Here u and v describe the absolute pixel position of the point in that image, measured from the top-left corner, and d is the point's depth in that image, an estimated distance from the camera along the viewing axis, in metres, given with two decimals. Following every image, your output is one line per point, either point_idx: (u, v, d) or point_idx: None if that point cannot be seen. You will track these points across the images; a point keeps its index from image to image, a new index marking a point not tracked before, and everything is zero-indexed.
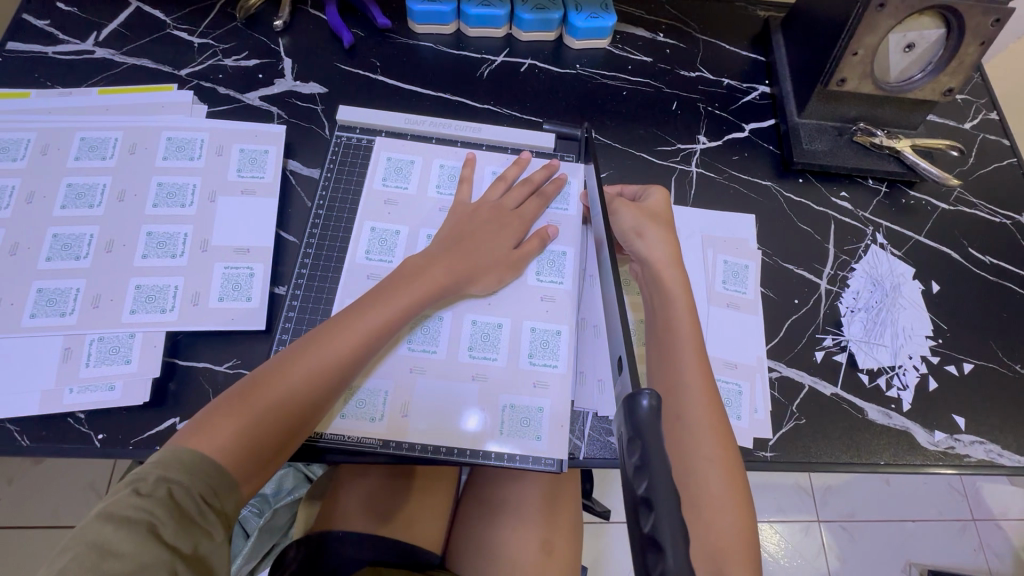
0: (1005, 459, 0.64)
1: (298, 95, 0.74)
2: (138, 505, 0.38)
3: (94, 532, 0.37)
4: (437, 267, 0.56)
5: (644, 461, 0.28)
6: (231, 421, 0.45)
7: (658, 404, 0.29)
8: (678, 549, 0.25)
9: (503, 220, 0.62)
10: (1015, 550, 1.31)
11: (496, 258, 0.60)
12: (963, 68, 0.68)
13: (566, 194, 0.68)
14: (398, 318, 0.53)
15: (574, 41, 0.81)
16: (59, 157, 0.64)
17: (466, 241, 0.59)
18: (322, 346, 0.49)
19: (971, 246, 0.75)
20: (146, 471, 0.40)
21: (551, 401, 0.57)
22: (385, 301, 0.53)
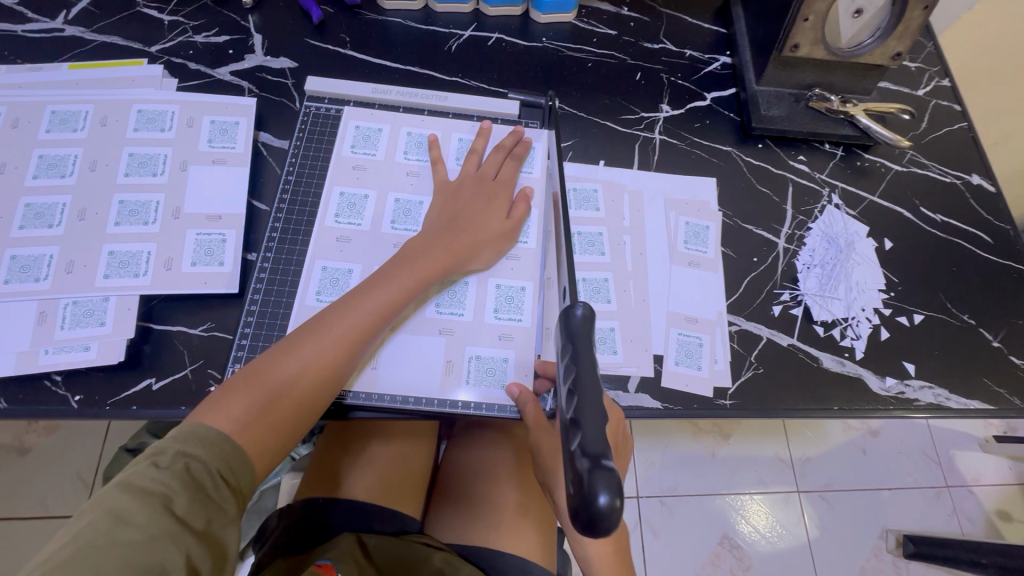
0: (952, 402, 0.67)
1: (269, 69, 0.75)
2: (155, 477, 0.41)
3: (112, 500, 0.39)
4: (433, 249, 0.59)
5: (575, 364, 0.38)
6: (243, 399, 0.47)
7: (588, 314, 0.40)
8: (595, 420, 0.35)
9: (490, 193, 0.64)
10: (986, 513, 1.35)
11: (488, 233, 0.62)
12: (909, 32, 0.71)
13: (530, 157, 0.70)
14: (399, 299, 0.56)
15: (540, 15, 0.82)
16: (29, 129, 0.65)
17: (458, 217, 0.62)
18: (327, 327, 0.52)
19: (923, 205, 0.78)
20: (167, 445, 0.43)
21: (515, 351, 0.61)
22: (386, 284, 0.55)
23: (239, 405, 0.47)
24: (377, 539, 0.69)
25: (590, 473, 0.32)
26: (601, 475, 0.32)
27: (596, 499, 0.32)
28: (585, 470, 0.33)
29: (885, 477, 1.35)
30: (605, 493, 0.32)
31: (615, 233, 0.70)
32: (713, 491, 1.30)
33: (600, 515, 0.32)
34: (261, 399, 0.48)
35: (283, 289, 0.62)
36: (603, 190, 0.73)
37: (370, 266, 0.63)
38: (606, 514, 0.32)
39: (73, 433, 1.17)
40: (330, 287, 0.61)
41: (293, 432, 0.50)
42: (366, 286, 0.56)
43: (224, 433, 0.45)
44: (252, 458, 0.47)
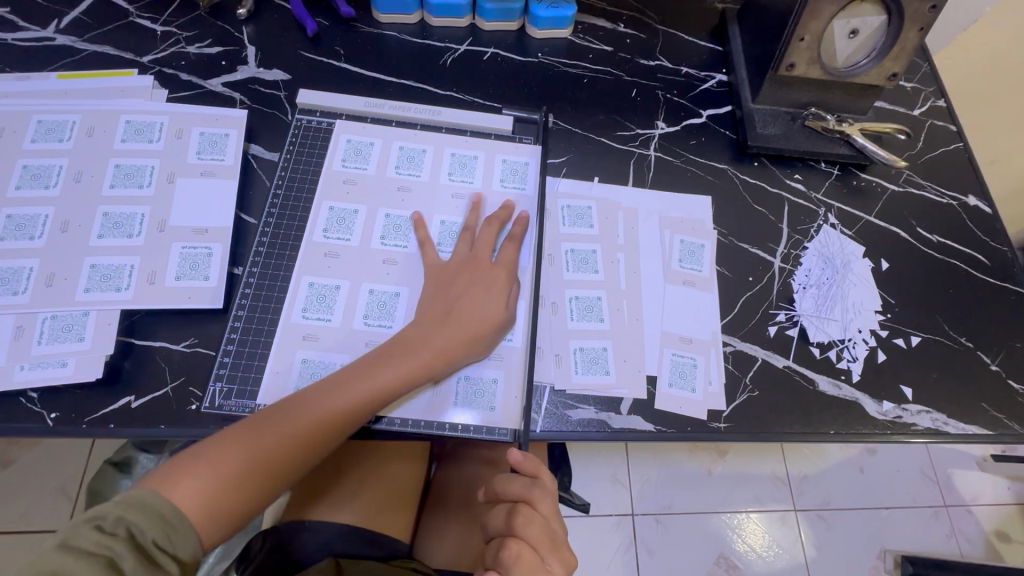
0: (950, 427, 0.66)
1: (261, 81, 0.75)
2: (99, 541, 0.39)
3: (52, 563, 0.37)
4: (431, 339, 0.56)
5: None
6: (207, 475, 0.45)
7: None
8: None
9: (489, 278, 0.60)
10: (986, 534, 1.33)
11: (484, 326, 0.58)
12: (905, 53, 0.71)
13: (522, 172, 0.70)
14: (387, 392, 0.54)
15: (536, 31, 0.82)
16: (14, 139, 0.64)
17: (457, 308, 0.58)
18: (307, 411, 0.51)
19: (919, 226, 0.77)
20: (106, 509, 0.40)
21: (504, 372, 0.60)
22: (376, 374, 0.54)
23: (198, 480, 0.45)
24: (354, 563, 0.65)
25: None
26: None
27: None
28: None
29: (883, 496, 1.34)
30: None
31: (609, 250, 0.69)
32: (708, 510, 1.28)
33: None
34: (228, 479, 0.46)
35: (267, 304, 0.60)
36: (597, 207, 0.72)
37: (358, 284, 0.62)
38: None
39: (56, 446, 1.15)
40: (316, 305, 0.60)
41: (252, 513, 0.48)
42: (355, 370, 0.54)
43: (183, 509, 0.43)
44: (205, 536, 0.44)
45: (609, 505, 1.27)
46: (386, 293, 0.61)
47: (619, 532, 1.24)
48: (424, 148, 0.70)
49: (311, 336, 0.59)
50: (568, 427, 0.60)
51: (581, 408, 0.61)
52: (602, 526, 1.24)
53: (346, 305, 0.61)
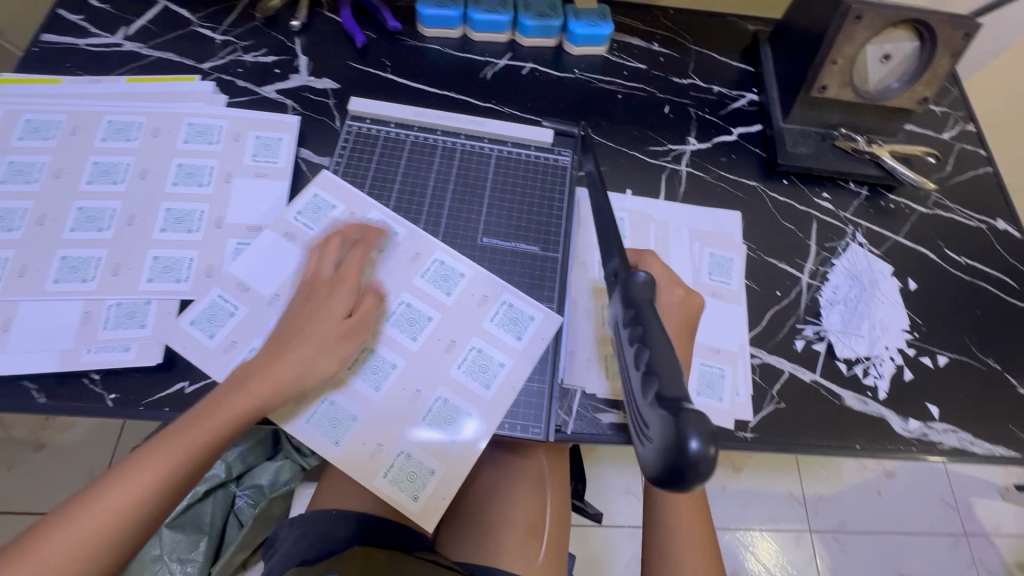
0: (976, 447, 0.66)
1: (312, 90, 0.79)
2: None
3: None
4: (259, 376, 0.52)
5: (644, 328, 0.35)
6: (41, 551, 0.42)
7: (651, 279, 0.38)
8: (672, 370, 0.32)
9: (327, 290, 0.58)
10: (1007, 565, 1.31)
11: (320, 342, 0.54)
12: (937, 79, 0.73)
13: (451, 276, 0.66)
14: (227, 426, 0.50)
15: (573, 47, 0.86)
16: (86, 137, 0.68)
17: (301, 327, 0.55)
18: (147, 462, 0.46)
19: (947, 247, 0.78)
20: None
21: (417, 443, 0.58)
22: (215, 412, 0.50)
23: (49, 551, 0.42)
24: (387, 553, 0.67)
25: (674, 420, 0.29)
26: (689, 418, 0.28)
27: (686, 444, 0.27)
28: (668, 416, 0.29)
29: (901, 522, 1.32)
30: (696, 439, 0.28)
31: None
32: (722, 526, 1.28)
33: (689, 464, 0.28)
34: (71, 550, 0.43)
35: None
36: (536, 311, 0.65)
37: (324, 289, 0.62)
38: (696, 461, 0.27)
39: (90, 431, 1.19)
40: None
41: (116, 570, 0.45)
42: (209, 401, 0.51)
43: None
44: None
45: (624, 516, 1.27)
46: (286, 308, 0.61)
47: (632, 544, 1.24)
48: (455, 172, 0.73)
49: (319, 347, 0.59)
50: (598, 431, 0.62)
51: (610, 412, 0.63)
52: (616, 537, 1.24)
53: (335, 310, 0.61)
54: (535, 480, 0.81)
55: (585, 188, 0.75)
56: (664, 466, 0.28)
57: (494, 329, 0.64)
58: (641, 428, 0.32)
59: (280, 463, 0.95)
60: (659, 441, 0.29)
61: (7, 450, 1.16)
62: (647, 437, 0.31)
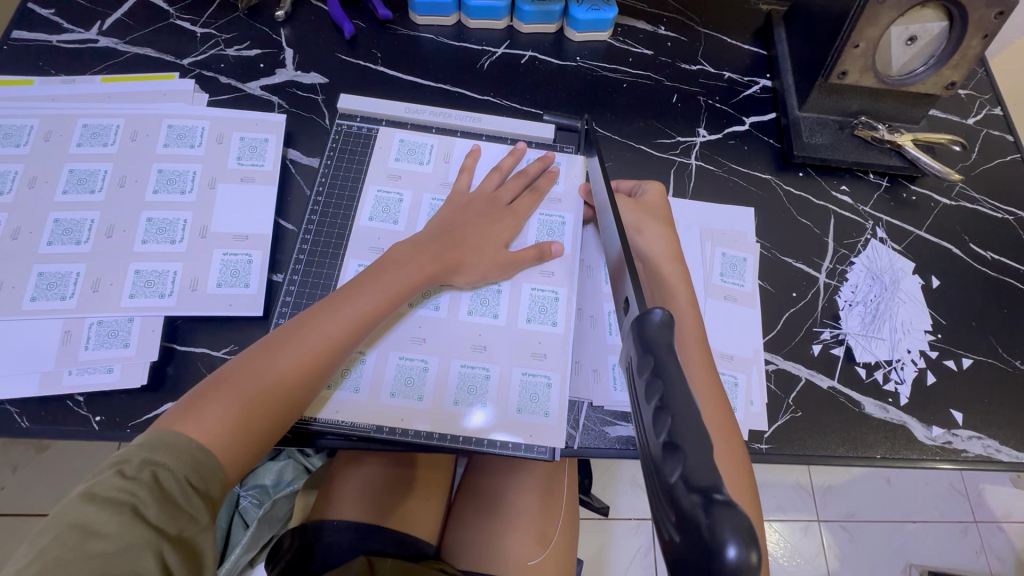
0: (1002, 454, 0.64)
1: (299, 85, 0.74)
2: (122, 487, 0.38)
3: (76, 513, 0.37)
4: (414, 260, 0.56)
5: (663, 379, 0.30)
6: (223, 401, 0.45)
7: (669, 319, 0.32)
8: (700, 440, 0.26)
9: (495, 214, 0.62)
10: (1017, 551, 1.29)
11: (485, 256, 0.59)
12: (966, 61, 0.68)
13: (551, 308, 0.61)
14: (378, 309, 0.53)
15: (575, 33, 0.81)
16: (61, 143, 0.64)
17: (457, 233, 0.59)
18: (308, 335, 0.50)
19: (972, 242, 0.74)
20: (132, 453, 0.40)
21: (431, 420, 0.56)
22: (368, 288, 0.53)
23: (213, 410, 0.45)
24: (391, 562, 0.66)
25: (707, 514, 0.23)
26: (725, 517, 0.23)
27: (723, 552, 0.22)
28: (698, 507, 0.23)
29: (910, 510, 1.30)
30: (735, 544, 0.22)
31: None
32: None
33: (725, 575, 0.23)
34: (238, 407, 0.46)
35: None
36: (559, 387, 0.58)
37: (420, 195, 0.66)
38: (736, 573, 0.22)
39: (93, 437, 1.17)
40: (382, 213, 0.64)
41: (273, 437, 0.48)
42: (360, 280, 0.54)
43: (195, 440, 0.43)
44: (228, 463, 0.44)
45: (630, 511, 1.25)
46: (390, 196, 0.65)
47: (639, 537, 1.23)
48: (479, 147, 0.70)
49: (377, 247, 0.63)
50: (607, 445, 0.59)
51: (620, 425, 0.60)
52: (622, 532, 1.23)
53: (410, 212, 0.65)
54: (542, 487, 0.80)
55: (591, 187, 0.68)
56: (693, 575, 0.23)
57: (514, 380, 0.58)
58: (661, 513, 0.26)
59: (284, 462, 0.93)
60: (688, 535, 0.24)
61: (8, 455, 1.14)
62: (669, 526, 0.25)
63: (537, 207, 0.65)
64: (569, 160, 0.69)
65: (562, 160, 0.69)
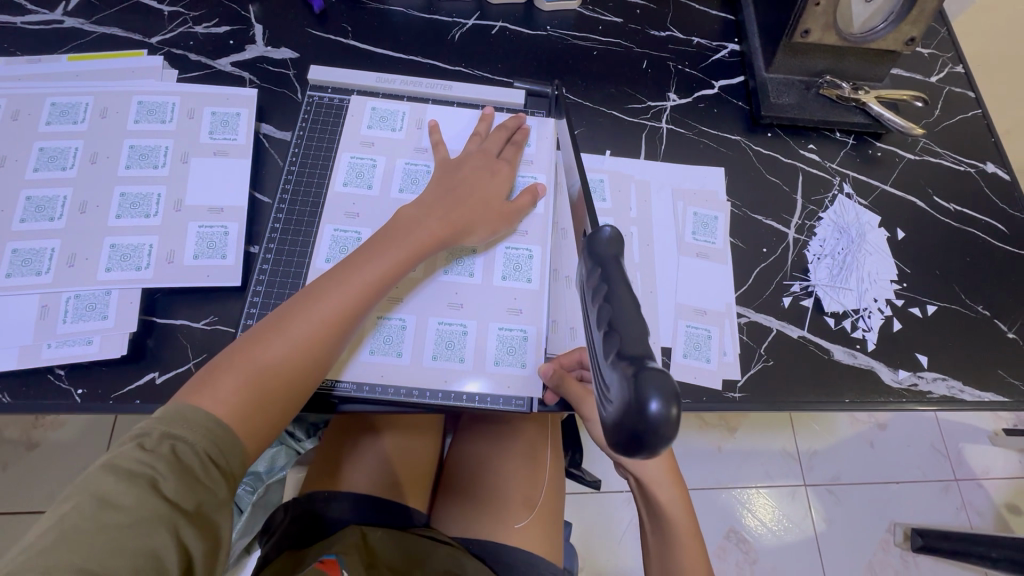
0: (965, 395, 0.66)
1: (270, 60, 0.74)
2: (141, 460, 0.39)
3: (96, 484, 0.37)
4: (420, 226, 0.56)
5: (607, 283, 0.33)
6: (238, 374, 0.46)
7: (617, 232, 0.35)
8: (636, 327, 0.30)
9: (492, 167, 0.63)
10: (996, 506, 1.34)
11: (491, 211, 0.60)
12: (924, 17, 0.69)
13: (526, 265, 0.62)
14: (386, 278, 0.53)
15: (544, 3, 0.81)
16: (29, 122, 0.64)
17: (459, 191, 0.59)
18: (318, 305, 0.50)
19: (935, 194, 0.76)
20: (150, 427, 0.41)
21: (410, 376, 0.57)
22: (375, 258, 0.53)
23: (229, 384, 0.45)
24: (382, 532, 0.66)
25: (635, 380, 0.28)
26: (650, 378, 0.27)
27: (646, 407, 0.26)
28: (627, 374, 0.28)
29: (893, 471, 1.34)
30: (657, 399, 0.27)
31: (622, 223, 0.69)
32: (718, 486, 1.29)
33: (650, 427, 0.27)
34: (253, 380, 0.46)
35: (286, 280, 0.61)
36: (536, 339, 0.59)
37: (393, 160, 0.66)
38: (655, 423, 0.26)
39: (82, 429, 1.17)
40: (356, 178, 0.65)
41: (291, 407, 0.48)
42: (367, 248, 0.54)
43: (211, 413, 0.43)
44: (245, 436, 0.45)
45: (620, 482, 1.27)
46: (364, 162, 0.66)
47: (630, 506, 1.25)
48: (449, 116, 0.70)
49: (352, 212, 0.63)
50: None
51: None
52: (612, 503, 1.25)
53: (384, 178, 0.66)
54: (527, 450, 0.82)
55: (562, 150, 0.69)
56: (622, 431, 0.27)
57: (492, 335, 0.59)
58: (603, 390, 0.30)
59: (276, 449, 0.92)
60: (619, 399, 0.28)
61: None
62: (607, 399, 0.29)
63: (518, 162, 0.66)
64: (542, 121, 0.70)
65: (535, 121, 0.70)
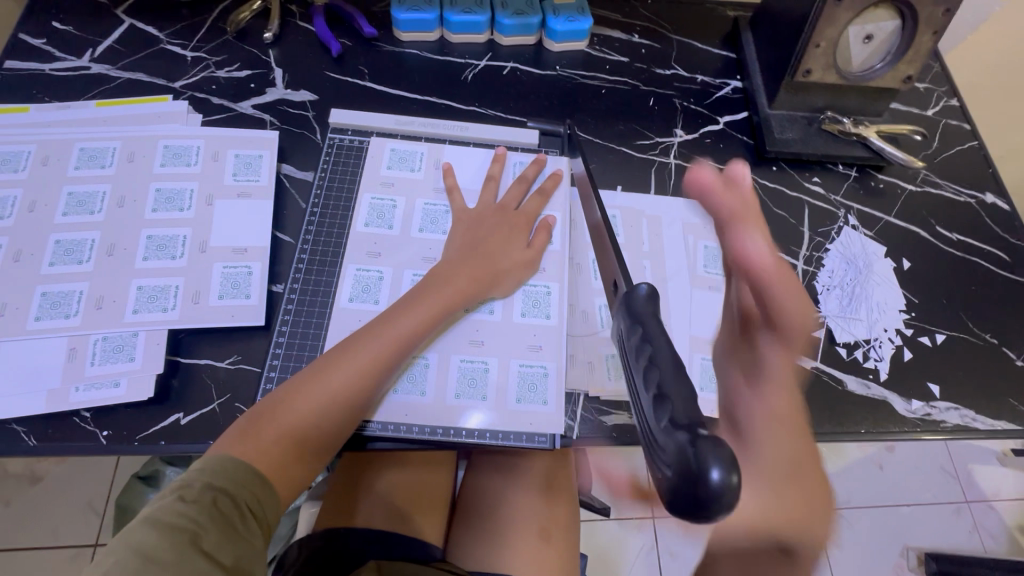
0: (979, 423, 0.67)
1: (290, 103, 0.77)
2: (182, 511, 0.40)
3: (138, 538, 0.38)
4: (451, 279, 0.58)
5: (648, 342, 0.33)
6: (275, 425, 0.48)
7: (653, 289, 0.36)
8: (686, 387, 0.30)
9: (511, 221, 0.65)
10: (1010, 529, 1.32)
11: (514, 261, 0.63)
12: (920, 56, 0.72)
13: (544, 301, 0.64)
14: (419, 330, 0.55)
15: (553, 44, 0.84)
16: (58, 167, 0.66)
17: (482, 245, 0.62)
18: (355, 358, 0.52)
19: (939, 225, 0.78)
20: (192, 479, 0.42)
21: (433, 413, 0.58)
22: (410, 311, 0.55)
23: (267, 435, 0.47)
24: (399, 568, 0.66)
25: (692, 444, 0.26)
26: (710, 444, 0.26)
27: (707, 475, 0.25)
28: (684, 439, 0.26)
29: (904, 494, 1.33)
30: (719, 467, 0.25)
31: (635, 258, 0.70)
32: None
33: (712, 495, 0.25)
34: (290, 431, 0.48)
35: (309, 320, 0.62)
36: (556, 375, 0.61)
37: (413, 200, 0.68)
38: (720, 494, 0.25)
39: (89, 463, 1.16)
40: (376, 219, 0.67)
41: (323, 457, 0.50)
42: (402, 302, 0.56)
43: (249, 464, 0.45)
44: (278, 487, 0.47)
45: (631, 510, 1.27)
46: (384, 202, 0.68)
47: (642, 535, 1.24)
48: (466, 156, 0.72)
49: (373, 251, 0.65)
50: (604, 433, 0.61)
51: (615, 414, 0.61)
52: (624, 531, 1.24)
53: (404, 217, 0.67)
54: (544, 482, 0.81)
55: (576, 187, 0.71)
56: (682, 499, 0.26)
57: (512, 372, 0.60)
58: (652, 455, 0.29)
59: None
60: (675, 466, 0.26)
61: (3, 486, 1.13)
62: (659, 464, 0.28)
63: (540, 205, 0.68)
64: (555, 161, 0.73)
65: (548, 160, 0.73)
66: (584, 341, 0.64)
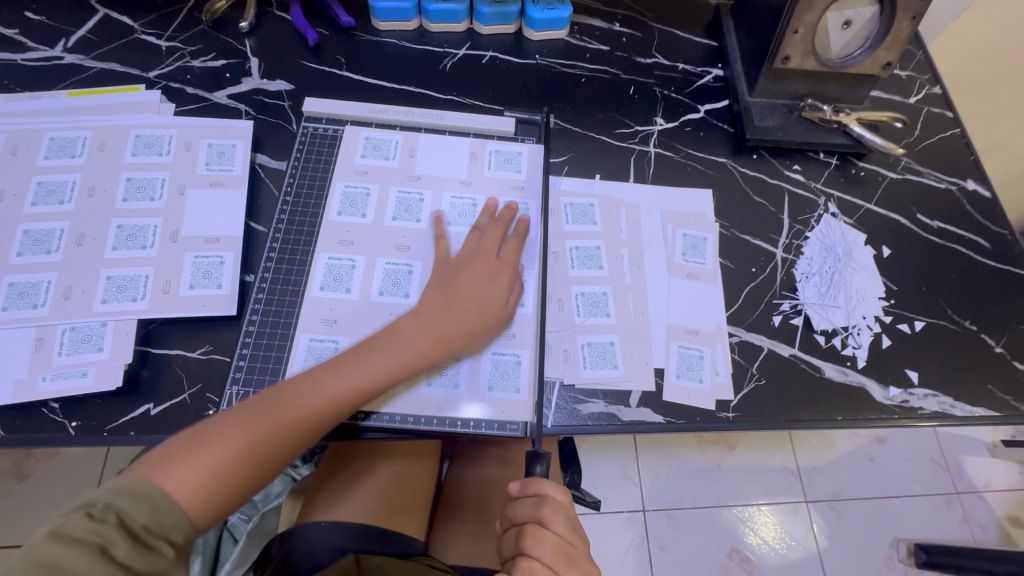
0: (956, 410, 0.67)
1: (265, 92, 0.76)
2: (86, 528, 0.38)
3: (40, 552, 0.37)
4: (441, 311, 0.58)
5: None
6: (236, 433, 0.47)
7: None
8: None
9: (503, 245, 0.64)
10: (998, 519, 1.33)
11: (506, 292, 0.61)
12: (899, 42, 0.72)
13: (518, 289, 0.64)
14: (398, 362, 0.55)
15: (533, 32, 0.84)
16: (28, 157, 0.65)
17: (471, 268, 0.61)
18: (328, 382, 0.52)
19: (920, 213, 0.78)
20: (97, 496, 0.40)
21: (405, 402, 0.58)
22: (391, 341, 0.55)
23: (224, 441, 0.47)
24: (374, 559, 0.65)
25: None
26: None
27: None
28: None
29: (894, 485, 1.33)
30: None
31: (612, 247, 0.70)
32: (719, 504, 1.28)
33: None
34: (249, 442, 0.47)
35: (281, 310, 0.62)
36: (528, 364, 0.61)
37: (387, 188, 0.68)
38: None
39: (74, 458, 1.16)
40: (350, 208, 0.67)
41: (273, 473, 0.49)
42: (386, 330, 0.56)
43: (198, 471, 0.44)
44: (217, 501, 0.45)
45: (620, 503, 1.27)
46: (358, 190, 0.68)
47: (632, 527, 1.24)
48: (441, 145, 0.72)
49: (346, 240, 0.65)
50: (579, 421, 0.61)
51: (590, 402, 0.62)
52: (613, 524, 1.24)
53: (377, 205, 0.67)
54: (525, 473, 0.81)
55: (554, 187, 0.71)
56: None
57: (485, 360, 0.61)
58: None
59: None
60: None
61: None
62: None
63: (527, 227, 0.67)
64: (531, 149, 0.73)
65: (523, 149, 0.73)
66: (559, 330, 0.64)
